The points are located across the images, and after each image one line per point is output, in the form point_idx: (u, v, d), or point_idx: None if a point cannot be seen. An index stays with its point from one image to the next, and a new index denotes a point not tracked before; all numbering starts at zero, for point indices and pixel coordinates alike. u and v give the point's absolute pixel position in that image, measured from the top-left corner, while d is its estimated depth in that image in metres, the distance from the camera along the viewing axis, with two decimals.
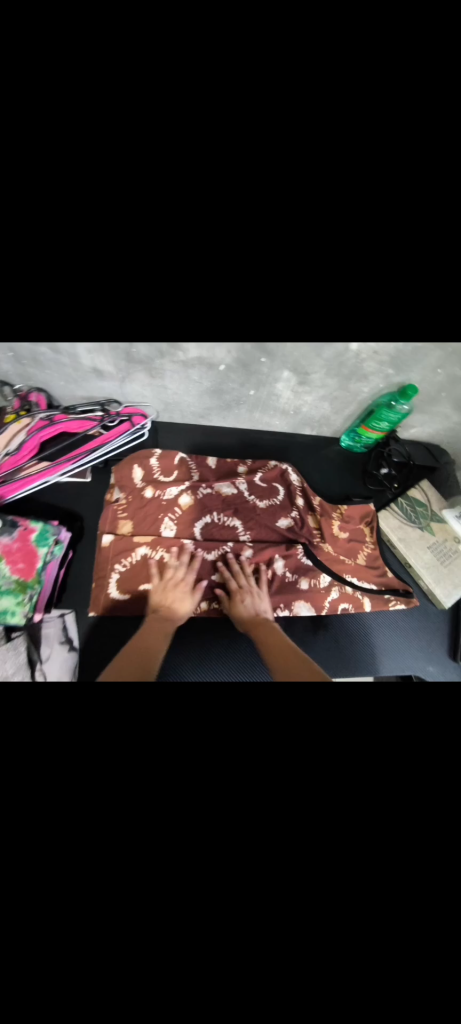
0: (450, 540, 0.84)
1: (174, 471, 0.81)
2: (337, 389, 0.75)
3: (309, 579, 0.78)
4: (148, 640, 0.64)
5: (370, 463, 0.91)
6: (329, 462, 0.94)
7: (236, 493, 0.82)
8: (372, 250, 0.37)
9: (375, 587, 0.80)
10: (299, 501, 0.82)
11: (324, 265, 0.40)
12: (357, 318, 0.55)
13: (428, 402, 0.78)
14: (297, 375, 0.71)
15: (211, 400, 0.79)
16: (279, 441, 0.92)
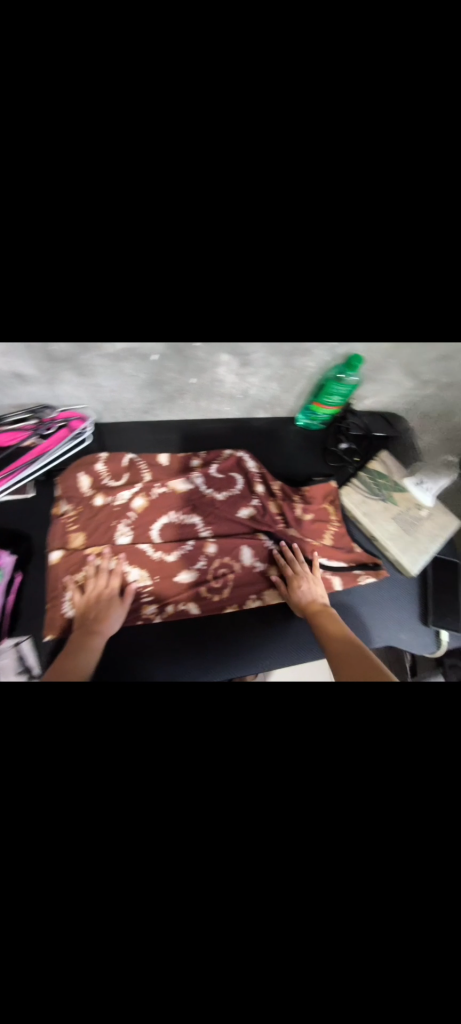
0: (412, 507, 0.85)
1: (123, 474, 0.78)
2: (283, 368, 0.71)
3: (279, 570, 0.77)
4: (75, 650, 0.63)
5: (330, 439, 0.90)
6: (288, 444, 0.91)
7: (192, 488, 0.79)
8: (274, 219, 0.39)
9: (345, 564, 0.81)
10: (257, 488, 0.81)
11: (231, 223, 0.40)
12: (284, 290, 0.51)
13: (377, 371, 0.76)
14: (238, 358, 0.67)
15: (152, 394, 0.74)
16: (234, 428, 0.88)
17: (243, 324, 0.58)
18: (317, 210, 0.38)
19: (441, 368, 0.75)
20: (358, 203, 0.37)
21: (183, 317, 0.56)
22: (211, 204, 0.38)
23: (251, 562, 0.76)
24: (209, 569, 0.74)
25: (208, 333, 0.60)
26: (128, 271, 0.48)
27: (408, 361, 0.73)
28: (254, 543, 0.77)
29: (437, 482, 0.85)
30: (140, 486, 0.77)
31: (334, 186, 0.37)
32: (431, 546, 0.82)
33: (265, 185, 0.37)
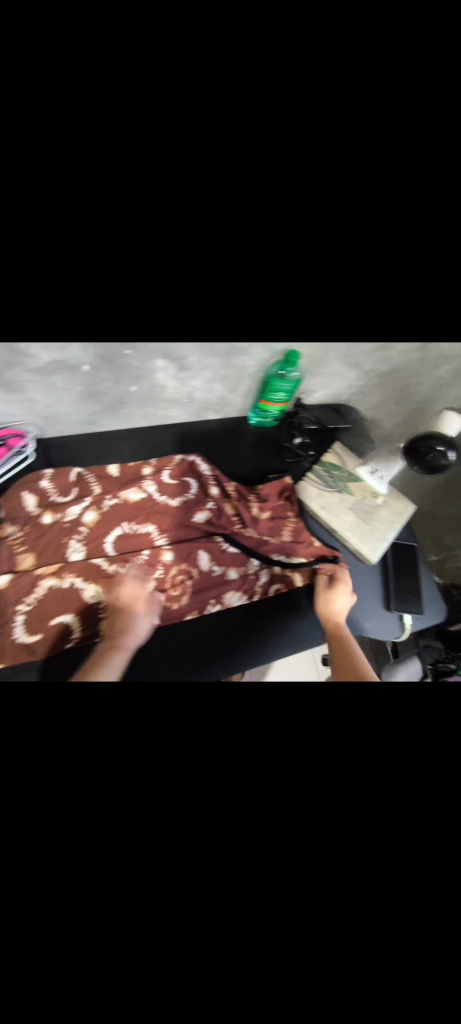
0: (368, 497, 0.86)
1: (72, 489, 0.76)
2: (223, 369, 0.71)
3: (238, 570, 0.79)
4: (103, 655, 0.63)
5: (284, 436, 0.90)
6: (242, 445, 0.90)
7: (145, 497, 0.78)
8: (168, 186, 0.35)
9: (305, 560, 0.81)
10: (212, 492, 0.82)
11: (128, 202, 0.35)
12: (201, 294, 0.50)
13: (319, 366, 0.77)
14: (175, 362, 0.66)
15: (93, 405, 0.72)
16: (187, 432, 0.87)
17: (170, 328, 0.57)
18: (218, 192, 0.35)
19: (381, 357, 0.77)
20: (253, 185, 0.35)
21: (106, 325, 0.54)
22: (100, 207, 0.36)
23: (208, 564, 0.77)
24: (166, 577, 0.74)
25: (137, 339, 0.58)
26: (34, 283, 0.45)
27: (346, 354, 0.74)
28: (212, 547, 0.78)
29: (390, 469, 0.87)
30: (90, 500, 0.75)
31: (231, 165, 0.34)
32: (389, 534, 0.83)
33: (151, 175, 0.34)
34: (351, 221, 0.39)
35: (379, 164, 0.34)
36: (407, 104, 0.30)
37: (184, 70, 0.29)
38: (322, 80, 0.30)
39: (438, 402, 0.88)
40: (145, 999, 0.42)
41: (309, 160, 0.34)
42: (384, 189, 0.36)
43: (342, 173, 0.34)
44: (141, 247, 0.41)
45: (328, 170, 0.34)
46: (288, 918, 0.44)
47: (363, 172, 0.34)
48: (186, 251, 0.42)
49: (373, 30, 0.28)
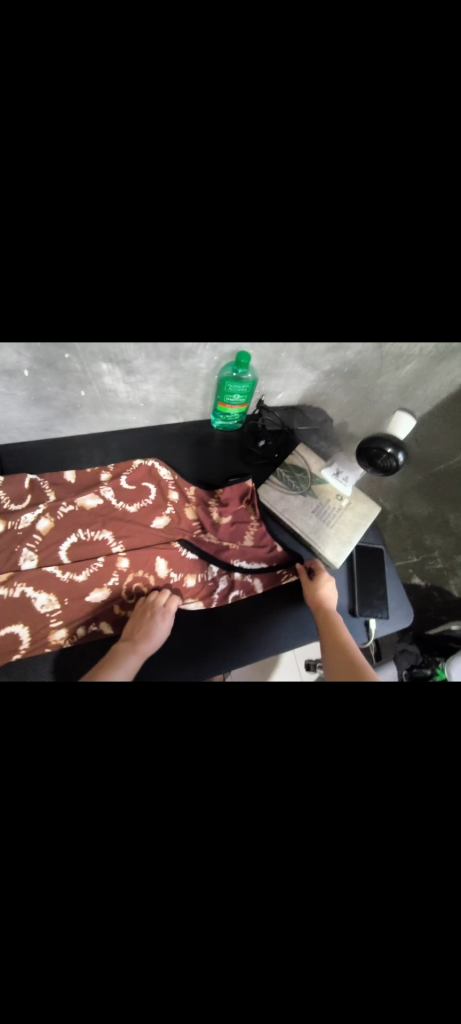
0: (333, 499, 0.84)
1: (26, 496, 0.74)
2: (174, 372, 0.70)
3: (196, 577, 0.78)
4: (121, 652, 0.65)
5: (247, 438, 0.90)
6: (204, 447, 0.89)
7: (101, 503, 0.76)
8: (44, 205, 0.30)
9: (266, 565, 0.80)
10: (172, 497, 0.81)
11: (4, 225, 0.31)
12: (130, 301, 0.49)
13: (274, 366, 0.76)
14: (121, 367, 0.65)
15: (43, 410, 0.71)
16: (147, 435, 0.87)
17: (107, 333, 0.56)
18: (107, 207, 0.30)
19: (336, 354, 0.78)
20: (147, 223, 0.32)
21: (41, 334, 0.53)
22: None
23: (166, 572, 0.76)
24: (122, 585, 0.73)
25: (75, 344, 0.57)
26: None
27: (298, 353, 0.74)
28: (171, 555, 0.77)
29: (354, 469, 0.83)
30: (43, 507, 0.73)
31: (114, 189, 0.29)
32: (353, 537, 0.81)
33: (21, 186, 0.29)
34: (266, 258, 0.36)
35: (281, 215, 0.32)
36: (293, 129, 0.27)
37: (36, 59, 0.24)
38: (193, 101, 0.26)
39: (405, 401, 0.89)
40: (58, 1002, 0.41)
41: (202, 186, 0.29)
42: (295, 233, 0.33)
43: (240, 201, 0.30)
44: (51, 284, 0.39)
45: (222, 190, 0.30)
46: (233, 908, 0.44)
47: (265, 216, 0.32)
48: (108, 294, 0.42)
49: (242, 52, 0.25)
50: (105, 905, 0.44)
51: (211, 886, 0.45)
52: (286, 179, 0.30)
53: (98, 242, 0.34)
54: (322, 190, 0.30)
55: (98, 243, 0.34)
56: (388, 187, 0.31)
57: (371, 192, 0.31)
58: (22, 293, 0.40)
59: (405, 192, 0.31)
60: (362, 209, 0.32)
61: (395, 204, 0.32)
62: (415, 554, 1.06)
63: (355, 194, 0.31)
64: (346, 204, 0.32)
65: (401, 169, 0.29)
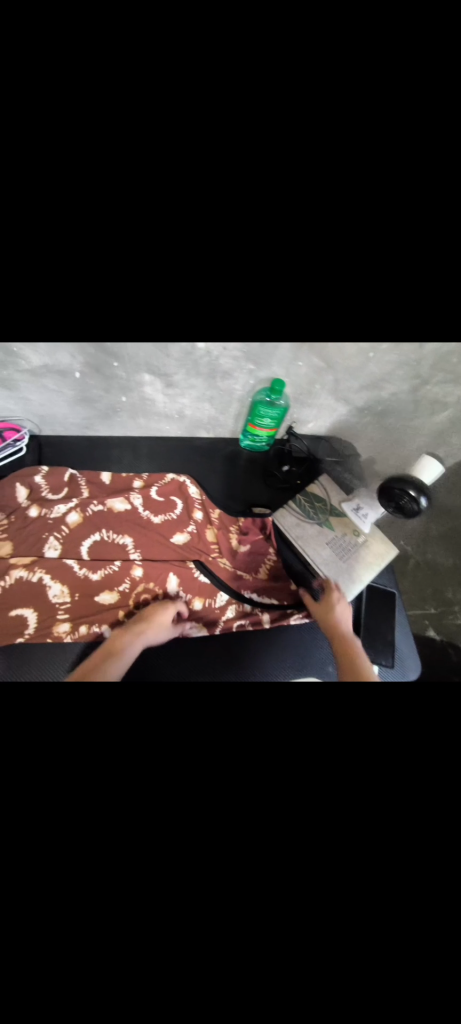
0: (349, 533, 0.83)
1: (63, 488, 0.78)
2: (210, 391, 0.74)
3: (204, 601, 0.76)
4: (119, 641, 0.66)
5: (271, 461, 0.92)
6: (230, 464, 0.92)
7: (129, 508, 0.79)
8: (115, 227, 0.35)
9: (276, 603, 0.78)
10: (196, 515, 0.82)
11: (75, 236, 0.36)
12: (180, 322, 0.53)
13: (308, 395, 0.78)
14: (161, 379, 0.69)
15: (87, 410, 0.77)
16: (178, 447, 0.90)
17: (156, 347, 0.61)
18: (170, 243, 0.35)
19: (371, 393, 0.79)
20: (204, 245, 0.37)
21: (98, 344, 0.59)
22: (54, 251, 0.38)
23: (176, 590, 0.76)
24: (130, 593, 0.73)
25: (126, 353, 0.62)
26: (17, 316, 0.49)
27: (333, 385, 0.76)
28: (182, 572, 0.77)
29: (374, 507, 0.85)
30: (75, 502, 0.77)
31: (173, 207, 0.33)
32: (365, 575, 0.78)
33: (92, 205, 0.33)
34: (305, 273, 0.41)
35: (319, 240, 0.36)
36: (342, 159, 0.30)
37: (107, 86, 0.26)
38: (254, 131, 0.29)
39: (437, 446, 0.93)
40: None
41: (251, 211, 0.34)
42: (329, 255, 0.38)
43: (285, 229, 0.35)
44: (110, 290, 0.44)
45: (269, 217, 0.34)
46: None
47: (307, 243, 0.36)
48: (160, 299, 0.47)
49: (308, 83, 0.27)
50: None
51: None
52: (330, 215, 0.34)
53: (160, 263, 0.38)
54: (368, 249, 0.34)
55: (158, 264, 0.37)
56: (414, 219, 0.34)
57: (439, 247, 0.35)
58: (87, 295, 0.45)
59: (432, 221, 0.34)
60: (391, 235, 0.36)
61: (421, 237, 0.36)
62: (434, 604, 1.06)
63: (387, 224, 0.35)
64: (393, 239, 0.33)
65: (431, 208, 0.33)
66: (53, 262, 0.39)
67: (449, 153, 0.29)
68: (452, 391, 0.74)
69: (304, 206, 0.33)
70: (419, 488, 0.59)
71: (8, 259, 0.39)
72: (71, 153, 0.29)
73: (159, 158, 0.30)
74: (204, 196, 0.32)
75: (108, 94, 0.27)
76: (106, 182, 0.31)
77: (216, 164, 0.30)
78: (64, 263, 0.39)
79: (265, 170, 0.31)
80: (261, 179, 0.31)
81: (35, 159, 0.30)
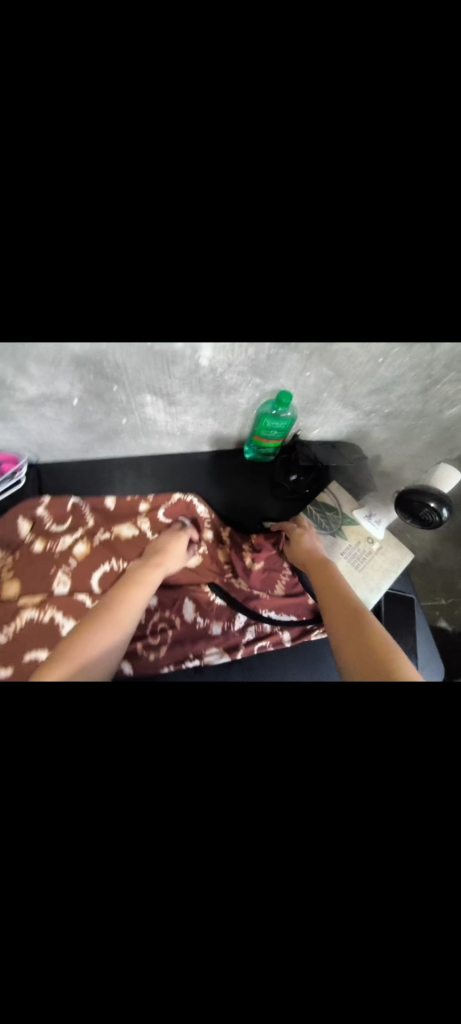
0: (363, 541, 0.83)
1: (67, 518, 0.75)
2: (214, 406, 0.71)
3: (222, 624, 0.75)
4: (141, 572, 0.69)
5: (278, 470, 0.89)
6: (237, 477, 0.89)
7: (138, 534, 0.77)
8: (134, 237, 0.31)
9: (296, 618, 0.77)
10: (207, 536, 0.80)
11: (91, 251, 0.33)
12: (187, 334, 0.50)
13: (316, 405, 0.77)
14: (164, 400, 0.66)
15: (86, 435, 0.73)
16: (181, 463, 0.88)
17: (158, 362, 0.57)
18: (194, 233, 0.31)
19: (379, 398, 0.78)
20: (224, 254, 0.34)
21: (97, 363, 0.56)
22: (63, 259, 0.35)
23: (192, 615, 0.75)
24: (147, 623, 0.74)
25: (127, 375, 0.59)
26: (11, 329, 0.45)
27: (342, 393, 0.74)
28: (198, 598, 0.76)
29: (387, 513, 0.84)
30: (81, 533, 0.74)
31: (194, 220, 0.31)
32: (383, 582, 0.79)
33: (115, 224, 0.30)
34: (326, 282, 0.39)
35: (352, 249, 0.34)
36: (381, 164, 0.28)
37: (145, 105, 0.25)
38: (287, 145, 0.27)
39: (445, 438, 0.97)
40: (44, 1005, 0.34)
41: (278, 224, 0.31)
42: (354, 265, 0.36)
43: (311, 242, 0.33)
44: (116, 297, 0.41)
45: (296, 232, 0.32)
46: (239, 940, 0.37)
47: (333, 254, 0.34)
48: (171, 311, 0.44)
49: (349, 94, 0.25)
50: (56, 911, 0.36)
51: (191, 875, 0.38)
52: (367, 221, 0.31)
53: (181, 258, 0.34)
54: (406, 234, 0.32)
55: (180, 259, 0.34)
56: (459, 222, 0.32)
57: (441, 252, 0.33)
58: (95, 308, 0.43)
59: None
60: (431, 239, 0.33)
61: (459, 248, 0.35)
62: (443, 595, 1.07)
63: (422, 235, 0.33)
64: (425, 224, 0.31)
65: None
66: (30, 283, 0.37)
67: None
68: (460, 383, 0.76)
69: (347, 200, 0.30)
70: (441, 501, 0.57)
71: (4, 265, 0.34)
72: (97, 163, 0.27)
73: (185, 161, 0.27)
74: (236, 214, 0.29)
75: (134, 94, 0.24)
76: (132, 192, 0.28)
77: (246, 168, 0.28)
78: (52, 277, 0.36)
79: (297, 187, 0.29)
80: (299, 190, 0.29)
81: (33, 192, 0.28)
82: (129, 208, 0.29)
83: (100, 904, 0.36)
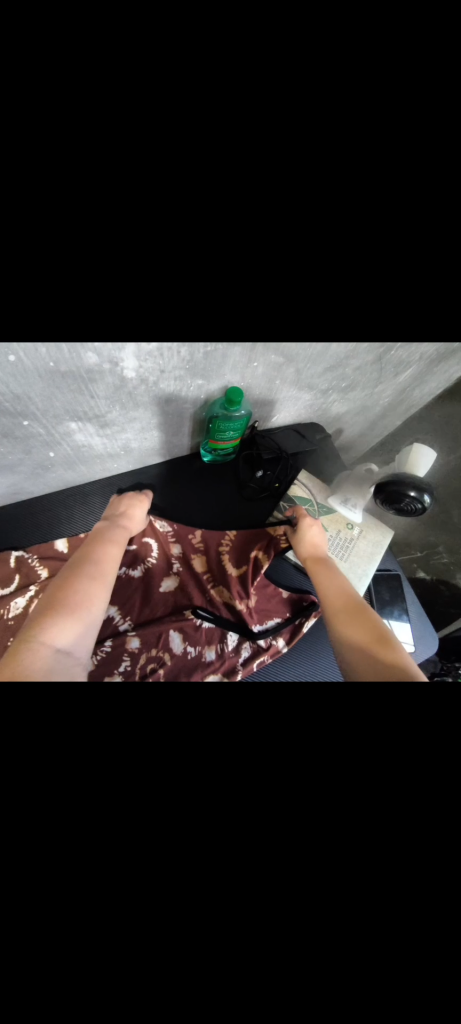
0: (344, 529, 0.83)
1: (14, 578, 0.71)
2: (159, 413, 0.71)
3: (215, 647, 0.72)
4: (109, 540, 0.70)
5: (242, 463, 0.86)
6: (199, 479, 0.87)
7: None
8: (45, 223, 0.31)
9: (285, 621, 0.76)
10: (175, 553, 0.79)
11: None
12: (100, 317, 0.45)
13: (268, 395, 0.76)
14: (94, 423, 0.66)
15: (14, 475, 0.70)
16: (141, 474, 0.86)
17: (76, 377, 0.56)
18: (95, 205, 0.31)
19: (334, 375, 0.77)
20: (121, 244, 0.34)
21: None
22: None
23: (182, 646, 0.70)
24: (134, 669, 0.67)
25: (37, 405, 0.58)
26: None
27: (293, 378, 0.74)
28: (185, 627, 0.71)
29: (363, 497, 0.84)
30: (34, 589, 0.70)
31: (84, 207, 0.31)
32: (370, 570, 0.79)
33: (27, 206, 0.30)
34: (237, 277, 0.39)
35: (265, 220, 0.33)
36: (291, 133, 0.29)
37: (37, 75, 0.25)
38: (163, 148, 0.28)
39: (399, 401, 1.00)
40: (62, 1011, 0.34)
41: (172, 213, 0.32)
42: (259, 259, 0.37)
43: (208, 233, 0.34)
44: (22, 305, 0.39)
45: (190, 231, 0.33)
46: (226, 914, 0.36)
47: (232, 246, 0.35)
48: (87, 303, 0.41)
49: (210, 93, 0.27)
50: (39, 931, 0.34)
51: (196, 888, 0.37)
52: (274, 180, 0.31)
53: (92, 234, 0.33)
54: (318, 188, 0.32)
55: (91, 232, 0.33)
56: (342, 182, 0.32)
57: (377, 198, 0.33)
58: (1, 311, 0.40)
59: (360, 182, 0.32)
60: (328, 207, 0.33)
61: (364, 215, 0.34)
62: (418, 550, 1.10)
63: (319, 214, 0.33)
64: (338, 171, 0.31)
65: (378, 175, 0.31)
66: None
67: (385, 129, 0.29)
68: (415, 352, 0.74)
69: (250, 148, 0.29)
70: (421, 488, 0.66)
71: None
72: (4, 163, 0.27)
73: (63, 154, 0.28)
74: (143, 182, 0.30)
75: (35, 89, 0.25)
76: (44, 165, 0.28)
77: (172, 148, 0.29)
78: None
79: (182, 186, 0.30)
80: (198, 151, 0.29)
81: None
82: (27, 178, 0.29)
83: (101, 915, 0.35)
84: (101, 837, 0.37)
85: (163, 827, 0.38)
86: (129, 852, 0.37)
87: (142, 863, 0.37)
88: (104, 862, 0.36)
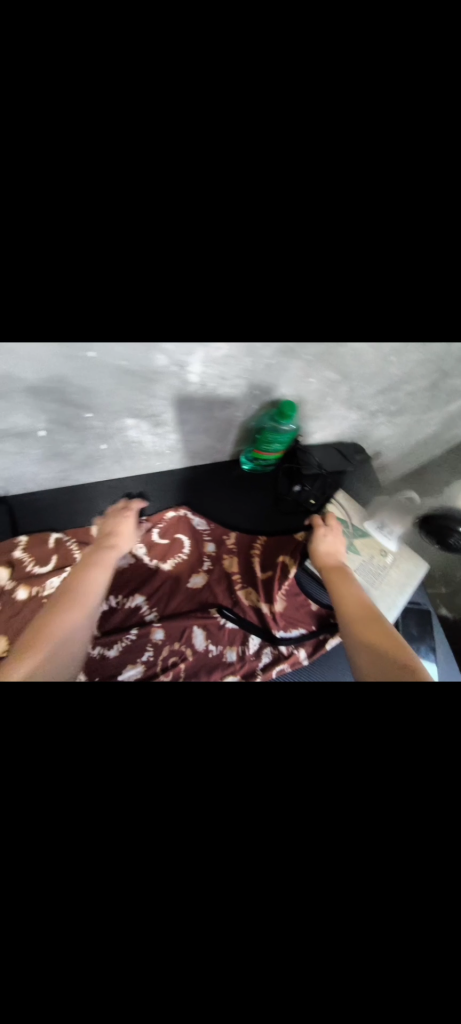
0: (377, 554, 0.80)
1: (51, 556, 0.74)
2: (209, 417, 0.72)
3: (237, 649, 0.71)
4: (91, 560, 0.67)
5: (282, 476, 0.88)
6: (235, 485, 0.89)
7: (133, 561, 0.77)
8: (146, 229, 0.34)
9: (308, 632, 0.74)
10: (208, 548, 0.80)
11: (94, 252, 0.36)
12: (173, 308, 0.46)
13: (317, 409, 0.75)
14: (148, 422, 0.69)
15: (65, 462, 0.73)
16: (180, 473, 0.88)
17: (139, 377, 0.58)
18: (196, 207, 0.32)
19: (386, 398, 0.76)
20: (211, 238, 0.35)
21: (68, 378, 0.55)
22: (67, 269, 0.38)
23: (204, 644, 0.70)
24: (157, 660, 0.67)
25: (99, 398, 0.60)
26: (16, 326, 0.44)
27: (344, 397, 0.73)
28: (209, 626, 0.71)
29: (399, 525, 0.83)
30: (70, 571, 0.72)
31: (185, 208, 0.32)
32: (400, 600, 0.75)
33: (133, 213, 0.33)
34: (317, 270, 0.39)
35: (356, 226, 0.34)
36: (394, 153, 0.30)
37: (165, 98, 0.27)
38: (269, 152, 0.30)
39: (447, 430, 0.97)
40: (59, 994, 0.33)
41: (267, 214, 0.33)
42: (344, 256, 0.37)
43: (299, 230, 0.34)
44: (106, 300, 0.42)
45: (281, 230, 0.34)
46: (229, 936, 0.34)
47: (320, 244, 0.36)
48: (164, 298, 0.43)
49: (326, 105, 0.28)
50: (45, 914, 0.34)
51: (202, 904, 0.35)
52: None
53: (186, 230, 0.34)
54: None
55: (186, 225, 0.34)
56: None
57: None
58: (90, 304, 0.42)
59: None
60: None
61: None
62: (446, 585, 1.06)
63: None
64: None
65: None
66: (55, 278, 0.39)
67: None
68: None
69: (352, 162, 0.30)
70: None
71: (36, 264, 0.37)
72: (113, 171, 0.30)
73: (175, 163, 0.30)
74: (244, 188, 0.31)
75: (160, 110, 0.27)
76: (158, 173, 0.30)
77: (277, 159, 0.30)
78: (69, 271, 0.38)
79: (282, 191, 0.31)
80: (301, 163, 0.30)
81: (65, 189, 0.31)
82: (139, 188, 0.31)
83: (104, 911, 0.34)
84: (114, 830, 0.37)
85: (173, 833, 0.37)
86: (141, 852, 0.36)
87: (150, 865, 0.36)
88: (114, 855, 0.36)
